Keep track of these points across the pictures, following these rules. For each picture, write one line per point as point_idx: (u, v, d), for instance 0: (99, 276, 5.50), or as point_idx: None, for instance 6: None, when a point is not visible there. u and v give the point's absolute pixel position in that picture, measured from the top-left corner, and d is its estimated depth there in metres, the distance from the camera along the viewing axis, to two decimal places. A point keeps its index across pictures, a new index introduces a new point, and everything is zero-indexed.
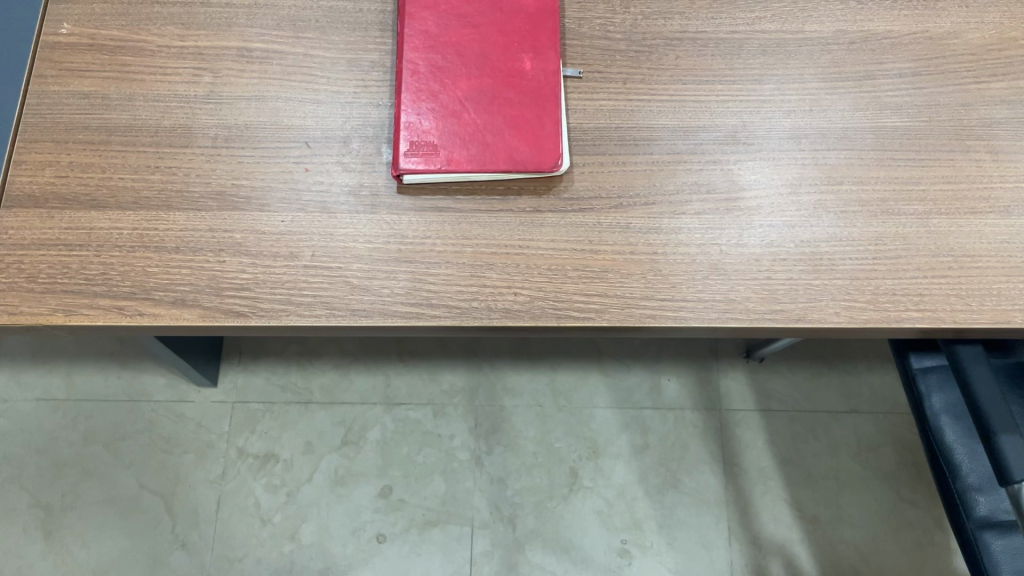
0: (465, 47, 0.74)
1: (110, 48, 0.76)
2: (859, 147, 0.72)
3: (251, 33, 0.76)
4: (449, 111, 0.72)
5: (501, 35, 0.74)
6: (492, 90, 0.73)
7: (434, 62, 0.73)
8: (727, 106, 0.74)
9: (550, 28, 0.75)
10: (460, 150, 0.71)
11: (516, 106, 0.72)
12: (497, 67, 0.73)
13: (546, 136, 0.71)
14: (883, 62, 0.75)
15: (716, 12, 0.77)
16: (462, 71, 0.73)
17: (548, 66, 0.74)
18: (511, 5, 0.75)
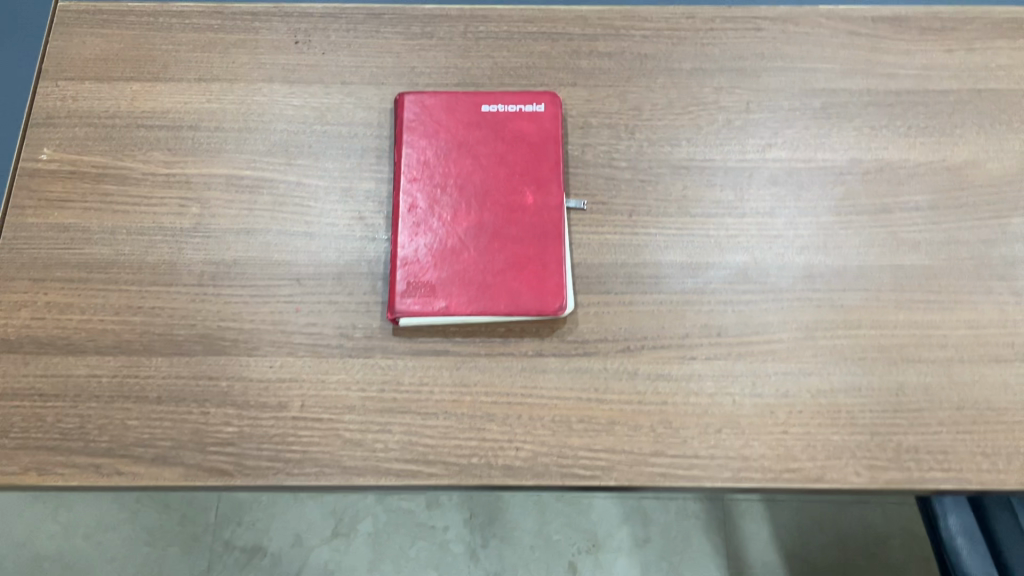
0: (465, 178, 0.71)
1: (91, 176, 0.72)
2: (876, 286, 0.69)
3: (241, 160, 0.73)
4: (448, 249, 0.69)
5: (502, 166, 0.71)
6: (493, 225, 0.69)
7: (432, 195, 0.71)
8: (737, 242, 0.71)
9: (554, 157, 0.72)
10: (459, 292, 0.67)
11: (518, 244, 0.69)
12: (499, 200, 0.70)
13: (550, 277, 0.68)
14: (900, 194, 0.72)
15: (724, 138, 0.74)
16: (462, 205, 0.70)
17: (552, 199, 0.70)
18: (512, 132, 0.72)
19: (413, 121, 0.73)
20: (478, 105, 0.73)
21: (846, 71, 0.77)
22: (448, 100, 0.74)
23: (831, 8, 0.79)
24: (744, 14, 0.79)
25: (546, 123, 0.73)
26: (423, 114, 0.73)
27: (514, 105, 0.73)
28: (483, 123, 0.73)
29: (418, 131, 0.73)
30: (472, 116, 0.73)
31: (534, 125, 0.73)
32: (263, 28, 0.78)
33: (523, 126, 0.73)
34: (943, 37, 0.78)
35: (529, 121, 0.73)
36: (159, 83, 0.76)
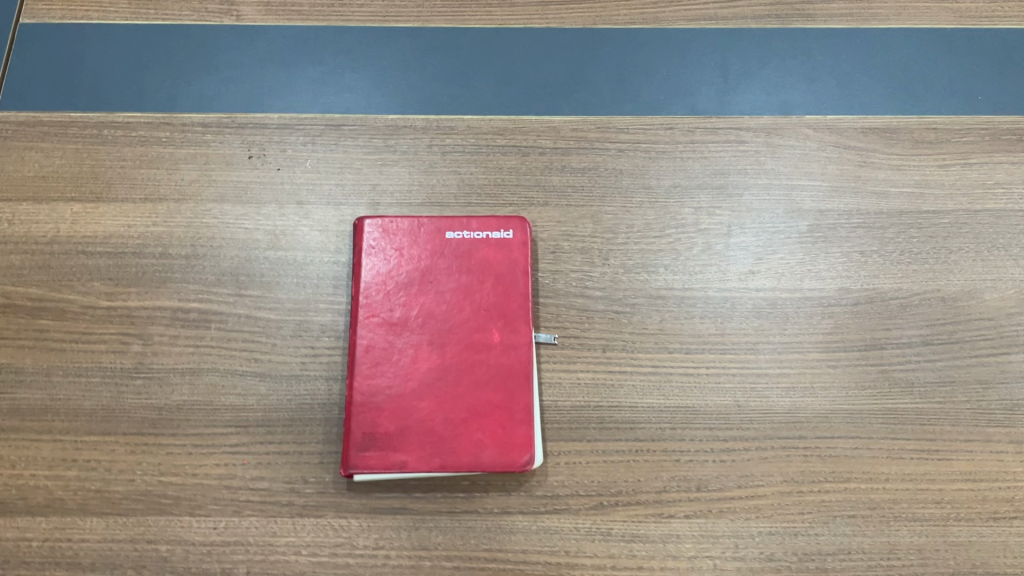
0: (427, 314, 0.66)
1: (26, 310, 0.67)
2: (866, 432, 0.65)
3: (188, 290, 0.68)
4: (407, 395, 0.64)
5: (466, 301, 0.67)
6: (456, 368, 0.65)
7: (391, 333, 0.66)
8: (719, 381, 0.66)
9: (523, 290, 0.67)
10: (419, 445, 0.62)
11: (482, 389, 0.64)
12: (463, 340, 0.65)
13: (517, 428, 0.63)
14: (892, 327, 0.68)
15: (703, 263, 0.70)
16: (423, 345, 0.65)
17: (520, 338, 0.65)
18: (478, 263, 0.68)
19: (373, 248, 0.68)
20: (443, 232, 0.69)
21: (834, 189, 0.72)
22: (410, 226, 0.69)
23: (817, 118, 0.75)
24: (728, 123, 0.75)
25: (514, 252, 0.68)
26: (383, 240, 0.69)
27: (481, 232, 0.69)
28: (448, 252, 0.68)
29: (377, 260, 0.68)
30: (436, 244, 0.69)
31: (502, 255, 0.68)
32: (214, 141, 0.73)
33: (491, 255, 0.68)
34: (937, 151, 0.74)
35: (497, 250, 0.68)
36: (102, 203, 0.71)
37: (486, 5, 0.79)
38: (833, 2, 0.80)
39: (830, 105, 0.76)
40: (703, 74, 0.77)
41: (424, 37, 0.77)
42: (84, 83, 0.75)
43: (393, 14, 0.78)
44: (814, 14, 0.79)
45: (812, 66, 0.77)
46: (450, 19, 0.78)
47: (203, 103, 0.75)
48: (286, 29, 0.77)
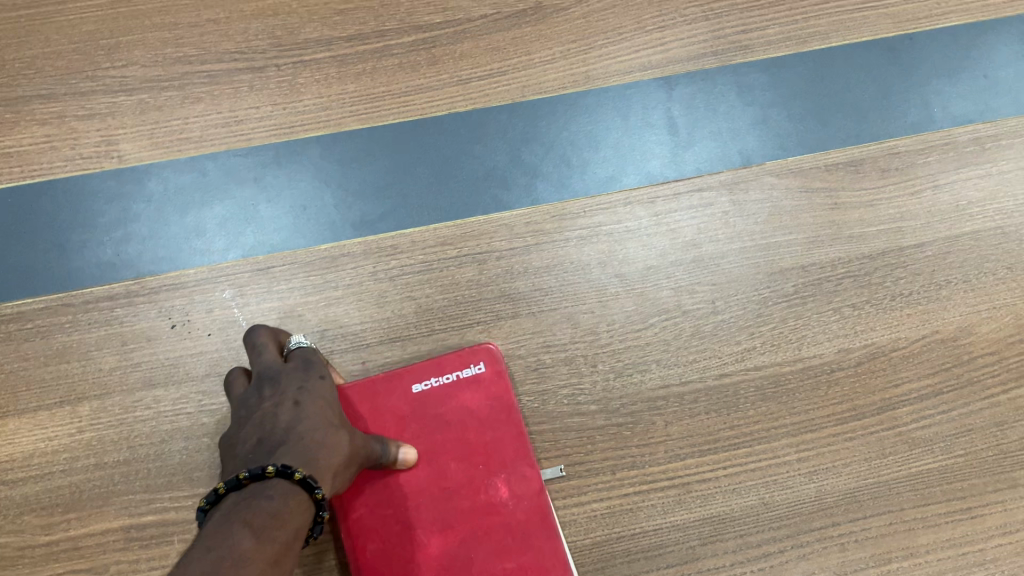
0: (420, 487, 0.59)
1: None
2: (898, 504, 0.62)
3: (138, 502, 0.60)
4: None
5: (460, 459, 0.60)
6: (471, 541, 0.58)
7: (387, 521, 0.58)
8: (739, 480, 0.62)
9: (516, 431, 0.61)
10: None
11: (506, 558, 0.58)
12: (468, 507, 0.59)
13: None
14: (899, 382, 0.65)
15: (696, 350, 0.65)
16: (426, 525, 0.58)
17: (529, 486, 0.59)
18: (459, 412, 0.61)
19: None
20: (409, 387, 0.61)
21: (811, 240, 0.68)
22: (371, 389, 0.61)
23: (778, 162, 0.70)
24: (687, 186, 0.69)
25: (493, 389, 0.62)
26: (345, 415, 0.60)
27: (452, 375, 0.62)
28: (422, 407, 0.61)
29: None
30: (406, 401, 0.61)
31: (482, 396, 0.61)
32: (127, 315, 0.63)
33: (470, 400, 0.61)
34: (905, 177, 0.70)
35: (475, 392, 0.61)
36: (12, 419, 0.61)
37: (402, 94, 0.70)
38: (768, 27, 0.74)
39: (789, 146, 0.71)
40: (651, 135, 0.71)
41: (340, 145, 0.69)
42: None
43: (300, 123, 0.69)
44: (751, 44, 0.74)
45: (760, 106, 0.72)
46: (365, 118, 0.70)
47: (104, 272, 0.65)
48: (182, 165, 0.68)
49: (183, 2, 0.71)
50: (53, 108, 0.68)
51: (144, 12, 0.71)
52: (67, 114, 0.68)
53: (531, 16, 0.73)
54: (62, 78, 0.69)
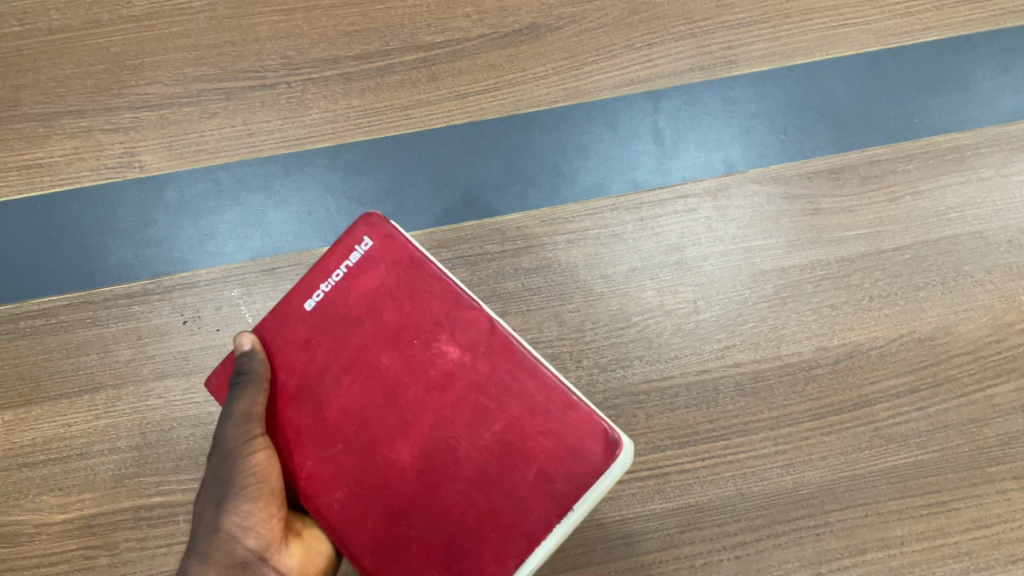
0: (355, 400, 0.50)
1: None
2: (873, 497, 0.64)
3: (149, 484, 0.64)
4: (420, 503, 0.49)
5: (388, 352, 0.50)
6: (445, 429, 0.49)
7: (344, 461, 0.49)
8: (717, 471, 0.65)
9: (439, 287, 0.50)
10: (478, 545, 0.48)
11: (490, 428, 0.48)
12: (421, 395, 0.49)
13: (562, 451, 0.47)
14: (876, 380, 0.67)
15: (677, 348, 0.68)
16: (387, 439, 0.49)
17: (475, 326, 0.50)
18: (360, 301, 0.51)
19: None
20: (297, 309, 0.51)
21: (792, 244, 0.71)
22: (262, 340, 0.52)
23: (761, 170, 0.73)
24: (671, 193, 0.72)
25: (390, 257, 0.51)
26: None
27: (338, 270, 0.51)
28: (323, 319, 0.51)
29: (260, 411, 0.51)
30: (304, 326, 0.51)
31: (380, 277, 0.51)
32: (143, 311, 0.68)
33: (370, 283, 0.51)
34: (885, 184, 0.73)
35: (368, 273, 0.51)
36: (35, 406, 0.66)
37: (403, 108, 0.75)
38: (755, 42, 0.77)
39: (772, 155, 0.74)
40: (638, 145, 0.74)
41: (343, 156, 0.74)
42: None
43: (307, 136, 0.74)
44: (738, 60, 0.77)
45: (745, 117, 0.75)
46: (368, 132, 0.74)
47: (123, 272, 0.70)
48: (196, 174, 0.73)
49: (201, 25, 0.76)
50: (82, 123, 0.74)
51: (165, 34, 0.76)
52: (94, 129, 0.73)
53: (526, 35, 0.77)
54: (90, 96, 0.74)
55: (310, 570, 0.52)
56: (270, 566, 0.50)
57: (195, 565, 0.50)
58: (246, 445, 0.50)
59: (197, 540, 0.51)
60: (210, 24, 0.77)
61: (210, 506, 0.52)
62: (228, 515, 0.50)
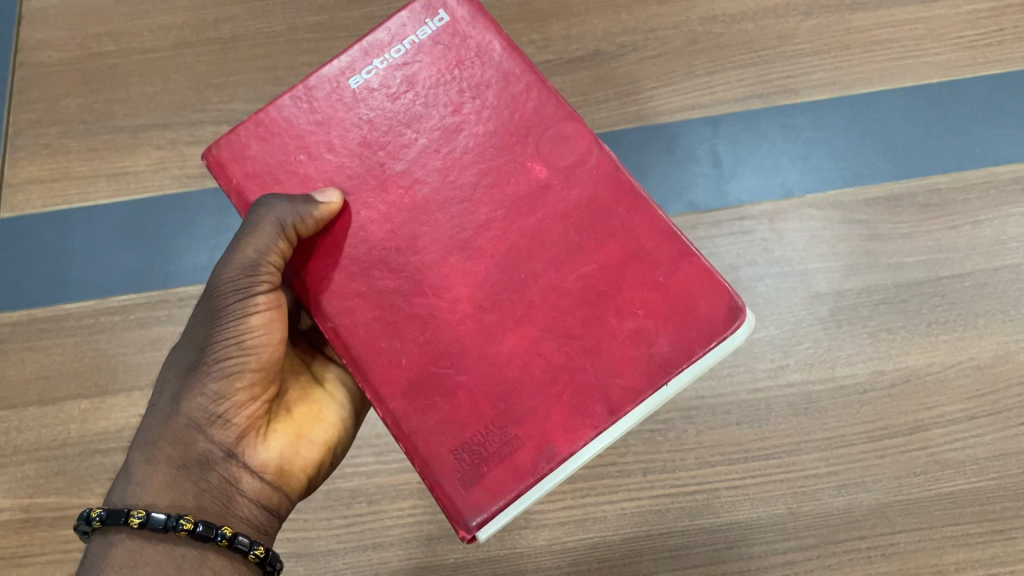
0: (406, 205, 0.44)
1: (48, 520, 0.66)
2: (927, 522, 0.63)
3: None
4: (476, 344, 0.43)
5: (452, 151, 0.45)
6: (525, 258, 0.44)
7: (383, 278, 0.44)
8: (767, 489, 0.65)
9: (516, 86, 0.46)
10: (546, 404, 0.42)
11: (578, 263, 0.44)
12: (496, 214, 0.44)
13: (665, 302, 0.43)
14: (933, 404, 0.66)
15: (729, 365, 0.68)
16: (445, 261, 0.44)
17: (576, 150, 0.45)
18: (429, 89, 0.46)
19: (249, 181, 0.45)
20: (343, 90, 0.46)
21: (848, 267, 0.71)
22: (293, 116, 0.46)
23: (819, 196, 0.74)
24: (728, 215, 0.73)
25: (463, 42, 0.47)
26: (264, 162, 0.46)
27: (401, 45, 0.47)
28: (375, 99, 0.46)
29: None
30: (347, 110, 0.46)
31: (449, 66, 0.46)
32: None
33: (434, 70, 0.46)
34: (946, 212, 0.73)
35: (436, 58, 0.47)
36: (110, 396, 0.69)
37: None
38: (814, 71, 0.79)
39: (829, 181, 0.75)
40: (696, 167, 0.76)
41: None
42: (78, 274, 0.74)
43: None
44: (797, 87, 0.78)
45: (804, 143, 0.76)
46: None
47: (199, 274, 0.73)
48: None
49: (282, 47, 0.81)
50: (167, 135, 0.78)
51: (248, 56, 0.81)
52: (179, 140, 0.78)
53: (589, 61, 0.79)
54: (176, 110, 0.79)
55: (298, 466, 0.47)
56: (240, 462, 0.44)
57: (136, 456, 0.42)
58: (242, 306, 0.44)
59: (146, 422, 0.43)
60: (290, 46, 0.81)
61: (171, 381, 0.44)
62: (193, 393, 0.43)
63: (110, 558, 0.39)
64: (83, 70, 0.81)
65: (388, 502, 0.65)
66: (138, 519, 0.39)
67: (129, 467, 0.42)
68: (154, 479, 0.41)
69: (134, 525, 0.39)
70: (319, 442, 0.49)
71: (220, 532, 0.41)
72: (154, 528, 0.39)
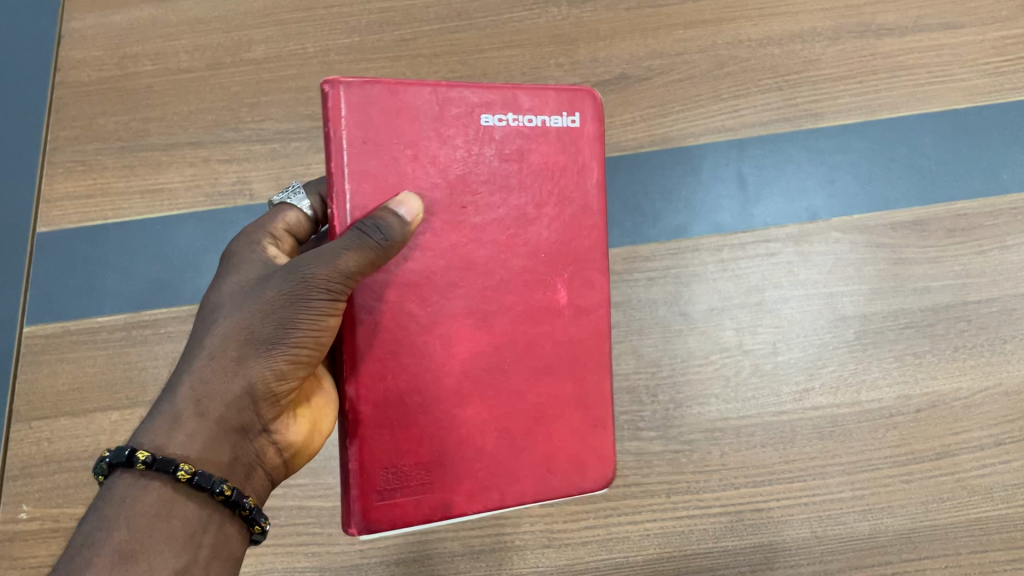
0: (459, 253, 0.46)
1: (77, 530, 0.67)
2: (954, 549, 0.64)
3: None
4: (450, 398, 0.46)
5: (512, 227, 0.47)
6: (519, 352, 0.48)
7: (410, 305, 0.45)
8: (791, 512, 0.65)
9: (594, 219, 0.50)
10: (462, 476, 0.46)
11: (546, 382, 0.49)
12: (513, 300, 0.47)
13: (578, 455, 0.50)
14: (959, 430, 0.66)
15: (755, 387, 0.68)
16: (462, 316, 0.46)
17: (593, 298, 0.50)
18: (532, 172, 0.48)
19: (352, 146, 0.43)
20: (474, 116, 0.46)
21: (874, 291, 0.71)
22: (426, 108, 0.45)
23: (845, 219, 0.74)
24: (754, 237, 0.74)
25: (580, 158, 0.50)
26: (378, 133, 0.44)
27: (532, 118, 0.48)
28: (491, 146, 0.47)
29: (362, 183, 0.44)
30: (468, 132, 0.46)
31: (562, 164, 0.49)
32: None
33: (548, 159, 0.49)
34: (973, 237, 0.73)
35: (554, 151, 0.49)
36: (140, 408, 0.70)
37: None
38: (841, 96, 0.79)
39: (855, 205, 0.75)
40: (721, 190, 0.76)
41: None
42: (110, 287, 0.75)
43: None
44: (823, 112, 0.79)
45: (830, 167, 0.77)
46: None
47: None
48: None
49: (314, 69, 0.83)
50: (200, 153, 0.80)
51: (280, 77, 0.82)
52: (212, 158, 0.79)
53: (615, 85, 0.80)
54: (209, 128, 0.81)
55: (310, 449, 0.48)
56: (268, 437, 0.45)
57: (177, 407, 0.41)
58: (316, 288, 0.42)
59: (200, 365, 0.42)
60: (322, 68, 0.83)
61: (235, 334, 0.42)
62: (258, 365, 0.42)
63: (142, 501, 0.38)
64: (120, 89, 0.82)
65: None
66: (186, 473, 0.39)
67: (172, 404, 0.41)
68: (196, 433, 0.40)
69: (181, 478, 0.39)
70: (326, 431, 0.50)
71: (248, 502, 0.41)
72: (198, 485, 0.39)
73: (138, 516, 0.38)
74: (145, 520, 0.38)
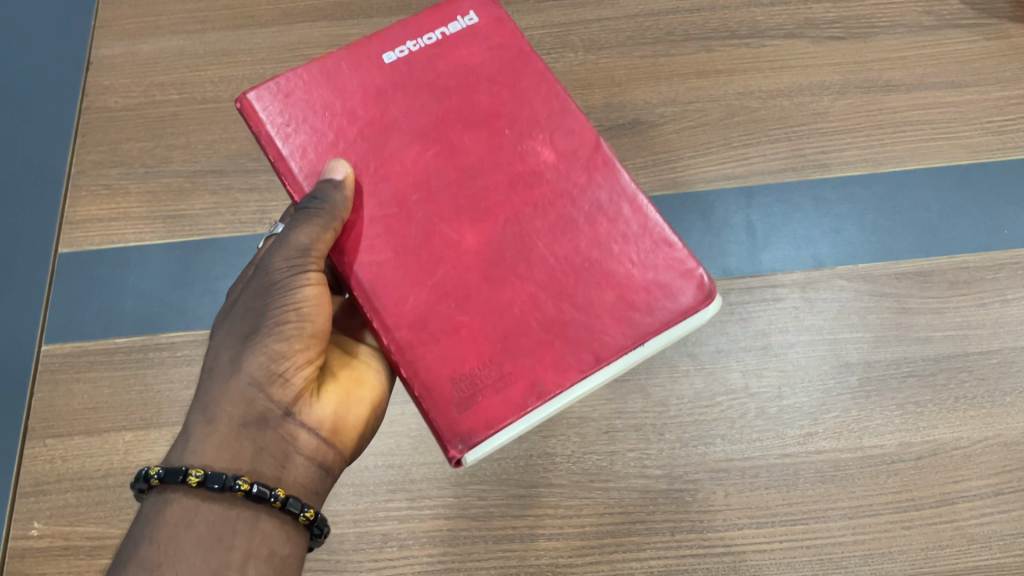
0: (431, 168, 0.54)
1: (87, 549, 0.67)
2: None
3: None
4: (482, 290, 0.52)
5: (479, 130, 0.55)
6: (527, 224, 0.53)
7: (409, 231, 0.52)
8: (795, 556, 0.65)
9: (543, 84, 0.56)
10: (534, 355, 0.50)
11: (574, 238, 0.53)
12: (497, 178, 0.54)
13: (642, 281, 0.52)
14: (959, 479, 0.67)
15: (760, 430, 0.69)
16: (457, 217, 0.53)
17: (577, 139, 0.55)
18: (457, 70, 0.56)
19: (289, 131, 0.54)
20: (379, 57, 0.56)
21: (878, 338, 0.73)
22: (331, 71, 0.55)
23: (850, 268, 0.76)
24: (761, 282, 0.76)
25: (496, 38, 0.57)
26: (306, 114, 0.54)
27: (434, 33, 0.57)
28: (404, 73, 0.56)
29: (307, 154, 0.54)
30: (376, 70, 0.55)
31: (483, 54, 0.57)
32: None
33: (467, 54, 0.56)
34: (974, 290, 0.74)
35: (469, 46, 0.57)
36: (154, 429, 0.71)
37: None
38: (848, 149, 0.82)
39: (859, 253, 0.77)
40: (731, 235, 0.78)
41: None
42: (129, 309, 0.76)
43: None
44: (829, 162, 0.81)
45: (836, 216, 0.79)
46: None
47: None
48: None
49: None
50: (223, 181, 0.82)
51: None
52: (233, 187, 0.81)
53: (628, 131, 0.83)
54: (232, 157, 0.82)
55: (347, 429, 0.52)
56: (296, 423, 0.49)
57: (197, 419, 0.48)
58: (294, 280, 0.51)
59: (207, 383, 0.49)
60: None
61: (230, 346, 0.50)
62: (254, 355, 0.49)
63: (165, 513, 0.44)
64: (145, 116, 0.85)
65: (418, 547, 0.66)
66: (195, 478, 0.44)
67: (191, 424, 0.48)
68: (217, 441, 0.47)
69: (193, 483, 0.44)
70: (364, 407, 0.54)
71: (274, 493, 0.45)
72: (210, 486, 0.44)
73: (162, 533, 0.44)
74: (169, 533, 0.43)
